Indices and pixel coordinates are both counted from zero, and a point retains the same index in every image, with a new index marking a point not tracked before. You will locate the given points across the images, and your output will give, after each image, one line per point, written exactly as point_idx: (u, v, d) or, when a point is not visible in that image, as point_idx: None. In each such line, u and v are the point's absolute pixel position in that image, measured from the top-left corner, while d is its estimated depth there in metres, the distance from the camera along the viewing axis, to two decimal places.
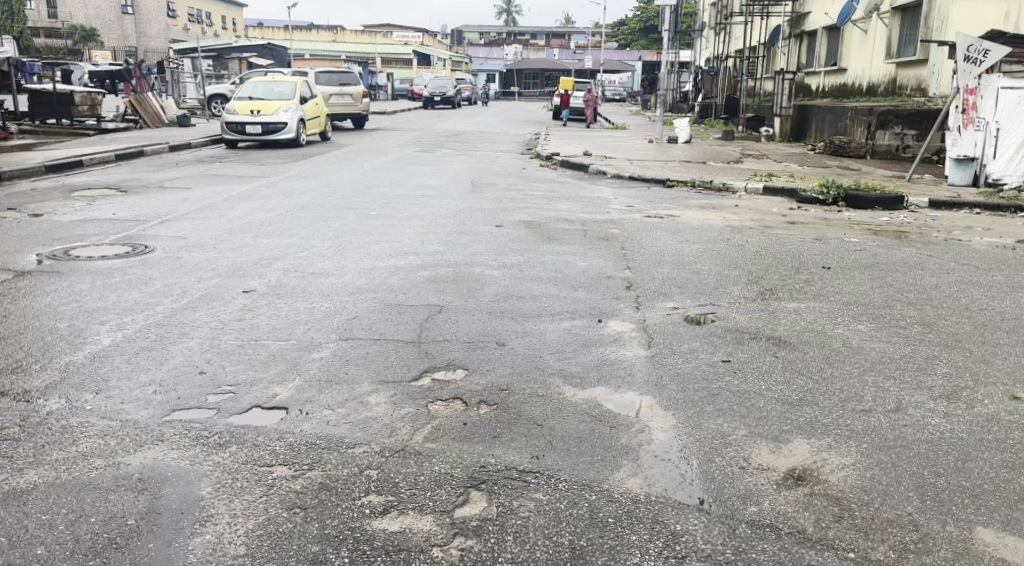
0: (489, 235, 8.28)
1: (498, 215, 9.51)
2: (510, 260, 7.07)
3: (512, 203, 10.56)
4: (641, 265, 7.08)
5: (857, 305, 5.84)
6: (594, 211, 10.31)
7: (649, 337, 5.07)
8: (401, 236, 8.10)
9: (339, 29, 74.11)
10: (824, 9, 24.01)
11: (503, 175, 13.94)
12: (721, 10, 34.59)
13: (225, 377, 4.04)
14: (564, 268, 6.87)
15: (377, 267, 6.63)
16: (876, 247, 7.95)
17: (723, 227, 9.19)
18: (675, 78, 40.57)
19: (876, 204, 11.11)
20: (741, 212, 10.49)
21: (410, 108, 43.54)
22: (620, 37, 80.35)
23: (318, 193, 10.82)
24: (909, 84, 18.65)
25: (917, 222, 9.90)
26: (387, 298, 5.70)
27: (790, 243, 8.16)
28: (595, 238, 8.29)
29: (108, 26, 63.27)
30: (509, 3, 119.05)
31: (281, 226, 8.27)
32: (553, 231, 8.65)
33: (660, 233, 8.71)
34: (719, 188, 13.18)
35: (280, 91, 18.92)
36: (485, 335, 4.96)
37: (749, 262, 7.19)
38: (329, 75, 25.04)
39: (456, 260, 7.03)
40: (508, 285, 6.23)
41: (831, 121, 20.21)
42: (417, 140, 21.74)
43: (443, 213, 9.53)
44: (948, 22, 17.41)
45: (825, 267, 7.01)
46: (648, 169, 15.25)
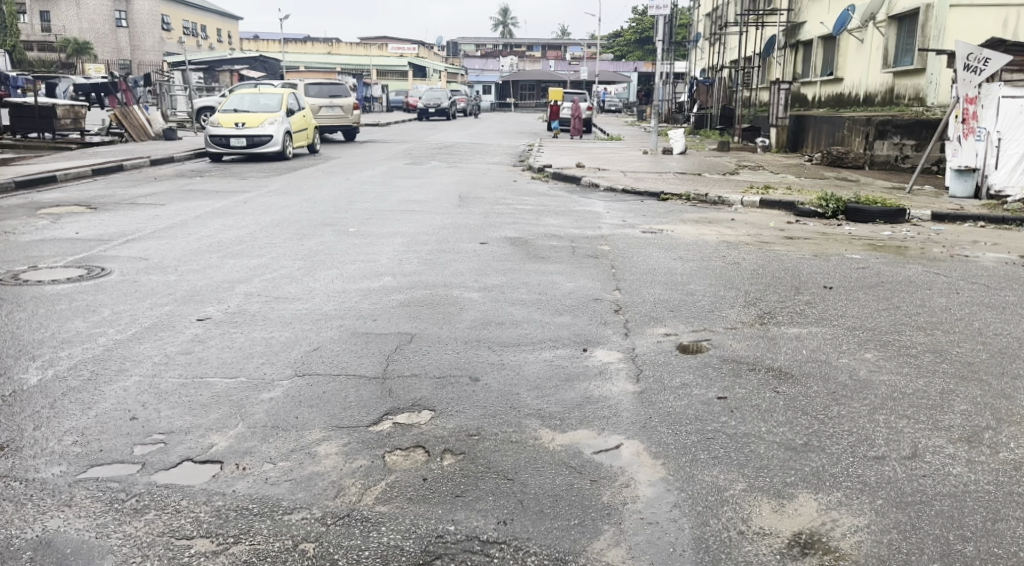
0: (472, 253, 7.85)
1: (483, 231, 9.08)
2: (492, 281, 6.63)
3: (499, 218, 10.12)
4: (631, 286, 6.64)
5: (863, 330, 5.40)
6: (584, 226, 9.87)
7: (637, 370, 4.62)
8: (378, 254, 7.66)
9: (333, 42, 73.87)
10: (820, 18, 23.66)
11: (492, 188, 13.51)
12: (715, 21, 34.27)
13: (158, 424, 3.64)
14: (549, 289, 6.43)
15: (347, 290, 6.20)
16: (880, 265, 7.52)
17: (718, 244, 8.76)
18: (670, 88, 40.21)
19: (878, 217, 10.67)
20: (737, 227, 10.07)
21: (405, 121, 43.17)
22: (616, 48, 80.11)
23: (297, 209, 10.40)
24: (908, 93, 18.27)
25: (920, 236, 9.47)
26: (354, 325, 5.26)
27: (788, 260, 7.73)
28: (584, 256, 7.85)
29: (102, 40, 62.98)
30: (504, 15, 119.03)
31: (252, 246, 7.85)
32: (540, 248, 8.22)
33: (652, 250, 8.29)
34: (715, 201, 12.77)
35: (266, 103, 18.50)
36: (457, 369, 4.52)
37: (746, 282, 6.74)
38: (320, 87, 24.40)
39: (434, 280, 6.60)
40: (487, 309, 5.78)
41: (829, 131, 19.82)
42: (407, 152, 21.33)
43: (425, 229, 9.09)
44: (947, 28, 16.95)
45: (827, 286, 6.57)
46: (641, 181, 14.85)
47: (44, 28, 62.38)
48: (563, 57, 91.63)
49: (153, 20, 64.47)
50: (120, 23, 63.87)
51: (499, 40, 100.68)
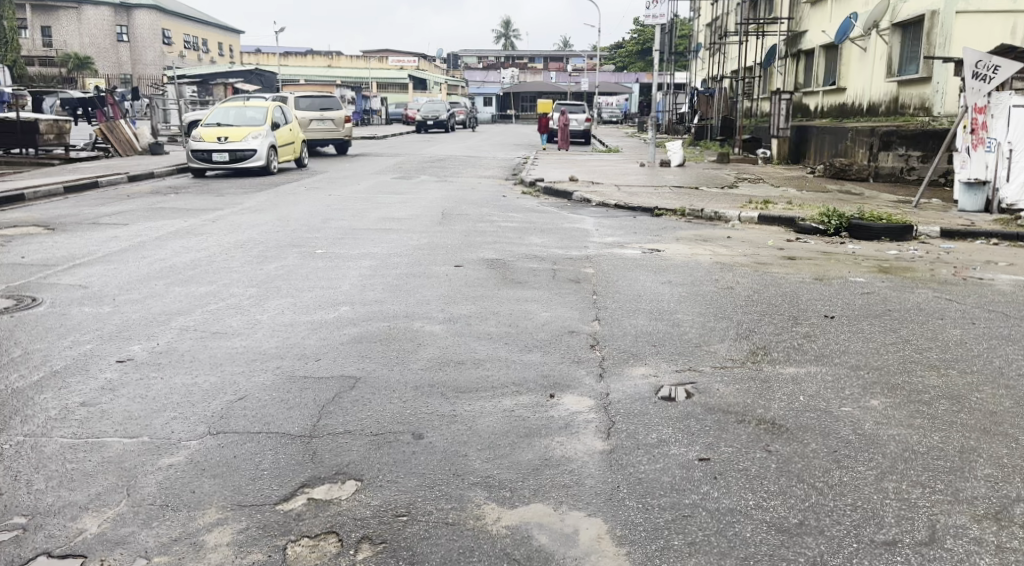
0: (444, 277, 7.25)
1: (461, 252, 8.49)
2: (460, 310, 6.04)
3: (481, 237, 9.53)
4: (612, 316, 6.04)
5: (868, 369, 4.78)
6: (570, 246, 9.28)
7: (609, 422, 4.00)
8: (341, 279, 7.08)
9: (334, 55, 73.60)
10: (822, 26, 23.08)
11: (478, 204, 12.93)
12: (717, 31, 33.72)
13: (23, 502, 3.06)
14: (521, 320, 5.83)
15: (296, 323, 5.61)
16: (886, 290, 6.90)
17: (712, 265, 8.16)
18: (672, 99, 39.68)
19: (883, 235, 10.05)
20: (733, 246, 9.47)
21: (403, 134, 42.64)
22: (619, 59, 79.65)
23: (268, 228, 9.83)
24: (912, 103, 17.67)
25: (929, 255, 8.85)
26: (294, 367, 4.66)
27: (787, 284, 7.11)
28: (566, 281, 7.26)
29: (102, 54, 62.74)
30: (507, 28, 118.88)
31: (206, 271, 7.29)
32: (518, 271, 7.62)
33: (639, 273, 7.69)
34: (711, 217, 12.19)
35: (251, 116, 17.90)
36: (399, 422, 3.91)
37: (740, 311, 6.14)
38: (310, 99, 23.56)
39: (396, 309, 6.02)
40: (448, 345, 5.18)
41: (832, 142, 19.21)
42: (398, 165, 20.75)
43: (399, 249, 8.51)
44: (952, 37, 16.44)
45: (828, 316, 5.95)
46: (635, 195, 14.27)
47: (45, 43, 62.38)
48: (564, 69, 91.22)
49: (154, 34, 64.33)
50: (121, 38, 63.68)
51: (501, 51, 100.31)
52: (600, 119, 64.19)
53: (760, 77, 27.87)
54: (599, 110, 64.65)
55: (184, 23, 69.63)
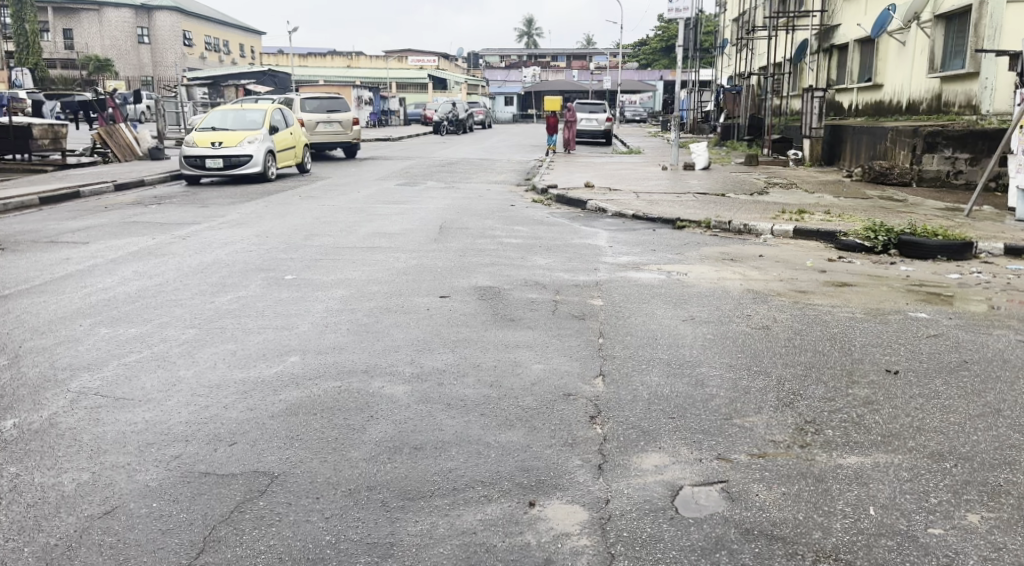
0: (429, 311, 6.16)
1: (453, 277, 7.42)
2: (435, 362, 4.83)
3: (480, 259, 8.45)
4: (621, 370, 4.90)
5: (954, 456, 3.69)
6: (578, 269, 8.21)
7: (607, 557, 2.89)
8: (302, 315, 5.79)
9: (354, 55, 72.74)
10: (857, 19, 21.76)
11: (482, 215, 11.85)
12: (743, 26, 32.46)
13: None
14: (509, 377, 4.67)
15: (224, 384, 4.35)
16: (958, 333, 5.87)
17: (744, 297, 7.11)
18: (696, 98, 38.40)
19: (939, 253, 9.15)
20: (768, 270, 8.37)
21: (419, 136, 41.63)
22: (643, 57, 78.44)
23: (243, 244, 8.71)
24: (957, 101, 16.38)
25: (992, 281, 8.02)
26: (196, 458, 3.50)
27: (836, 325, 6.12)
28: (570, 319, 6.14)
29: (123, 57, 62.14)
30: (530, 27, 117.79)
31: (149, 302, 6.16)
32: (514, 304, 6.55)
33: (655, 307, 6.64)
34: (740, 230, 11.01)
35: (251, 119, 16.78)
36: (306, 563, 2.82)
37: (780, 364, 5.08)
38: (316, 101, 22.51)
39: (357, 363, 4.74)
40: (407, 420, 3.92)
41: (869, 142, 17.91)
42: (407, 170, 19.72)
43: (381, 273, 7.39)
44: (1002, 27, 15.18)
45: (892, 370, 4.98)
46: (656, 204, 13.09)
47: (67, 45, 61.89)
48: (587, 67, 90.21)
49: (174, 35, 63.58)
50: (142, 39, 62.96)
51: (524, 50, 99.32)
52: (622, 119, 63.27)
53: (790, 74, 26.62)
54: (622, 109, 63.79)
55: (205, 24, 68.94)
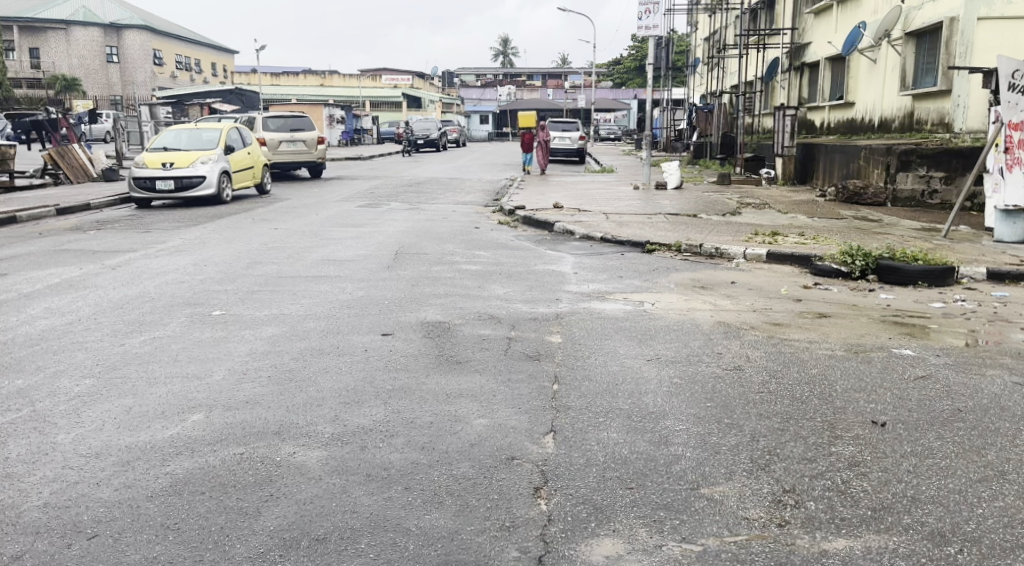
0: (367, 350, 5.54)
1: (401, 310, 6.82)
2: (363, 417, 4.13)
3: (434, 289, 7.84)
4: (575, 425, 4.29)
5: (959, 539, 3.19)
6: (538, 299, 7.62)
7: None
8: (220, 360, 5.08)
9: (327, 74, 72.12)
10: (828, 36, 21.50)
11: (443, 239, 11.26)
12: (714, 44, 32.26)
13: None
14: (446, 433, 4.02)
15: (106, 452, 3.62)
16: (947, 373, 5.40)
17: (715, 331, 6.56)
18: (670, 116, 38.19)
19: (919, 279, 8.72)
20: (741, 300, 7.83)
21: (391, 155, 41.03)
22: (618, 75, 78.56)
23: (177, 274, 8.03)
24: (930, 118, 16.05)
25: (977, 310, 7.59)
26: (42, 558, 2.84)
27: (813, 365, 5.60)
28: (522, 360, 5.52)
29: (91, 76, 61.13)
30: (505, 46, 117.83)
31: (49, 344, 5.44)
32: (463, 342, 5.96)
33: (618, 344, 6.07)
34: (711, 254, 10.50)
35: (206, 138, 16.06)
36: None
37: (754, 416, 4.52)
38: (279, 119, 21.74)
39: (270, 422, 4.05)
40: (312, 498, 3.26)
41: (843, 161, 17.53)
42: (372, 190, 19.10)
43: (321, 306, 6.76)
44: (973, 44, 14.86)
45: (878, 422, 4.47)
46: (626, 226, 12.56)
47: (33, 64, 60.76)
48: (562, 86, 90.37)
49: (143, 55, 62.62)
50: (110, 59, 61.93)
51: (499, 68, 99.32)
52: (597, 136, 63.28)
53: (761, 92, 26.35)
54: (597, 127, 63.84)
55: (175, 43, 68.07)
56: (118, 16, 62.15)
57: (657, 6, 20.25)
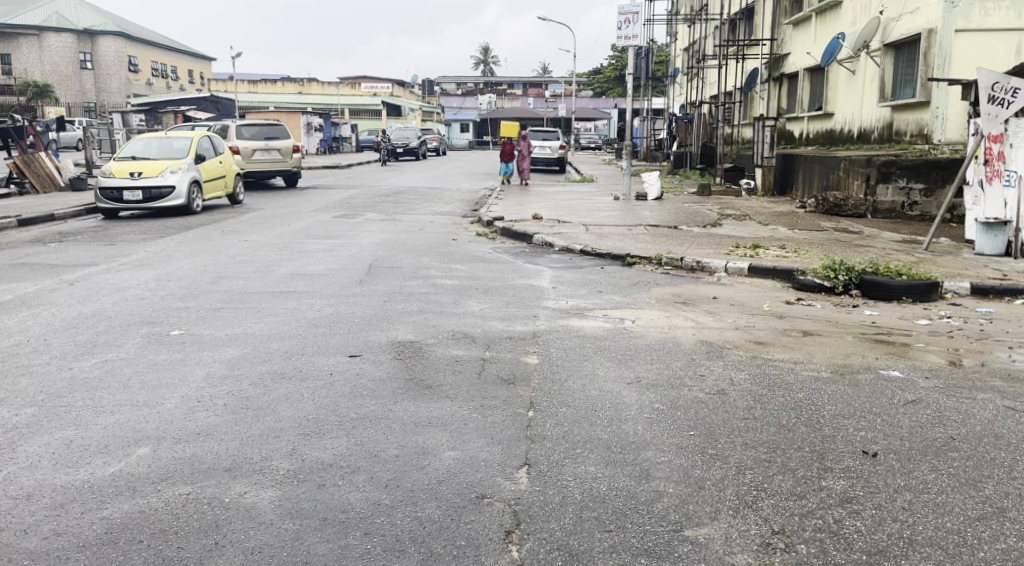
0: (332, 373, 5.28)
1: (371, 330, 6.55)
2: (323, 450, 3.90)
3: (407, 306, 7.58)
4: (551, 457, 4.06)
5: None
6: (515, 316, 7.39)
7: None
8: (173, 387, 4.83)
9: (306, 82, 71.70)
10: (806, 48, 21.48)
11: (418, 252, 11.00)
12: (694, 55, 32.25)
13: None
14: (412, 468, 3.77)
15: (39, 493, 3.39)
16: (937, 397, 5.19)
17: (697, 351, 6.33)
18: (650, 126, 38.12)
19: (903, 295, 8.56)
20: (723, 316, 7.63)
21: (371, 164, 40.69)
22: (598, 85, 78.59)
23: (138, 290, 7.74)
24: (909, 130, 15.99)
25: (964, 327, 7.43)
26: None
27: (799, 388, 5.39)
28: (496, 384, 5.28)
29: (65, 83, 60.34)
30: (486, 55, 117.73)
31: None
32: (436, 364, 5.70)
33: (596, 365, 5.84)
34: (692, 267, 10.30)
35: (177, 147, 15.73)
36: None
37: (736, 446, 4.31)
38: (255, 127, 21.25)
39: (223, 458, 3.80)
40: (263, 549, 3.02)
41: (822, 173, 17.45)
42: (348, 200, 18.80)
43: (286, 325, 6.49)
44: (952, 56, 14.81)
45: (869, 453, 4.26)
46: (605, 238, 12.36)
47: (6, 71, 59.93)
48: (543, 95, 90.35)
49: (119, 62, 61.95)
50: (85, 65, 61.20)
51: (480, 77, 99.17)
52: (578, 145, 63.21)
53: (741, 103, 26.32)
54: (578, 136, 63.80)
55: (152, 50, 67.43)
56: (94, 22, 61.45)
57: (636, 16, 20.12)
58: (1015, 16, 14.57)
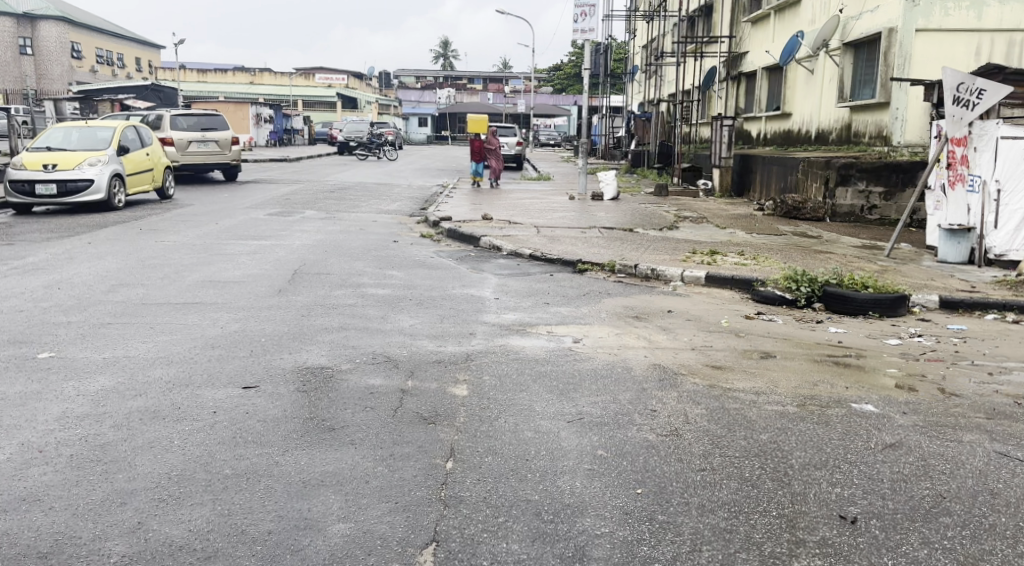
0: (219, 415, 4.56)
1: (280, 353, 5.76)
2: (177, 525, 3.36)
3: (326, 321, 6.77)
4: (466, 533, 3.36)
5: None
6: (448, 334, 6.61)
7: None
8: (12, 433, 4.22)
9: (258, 72, 69.72)
10: (765, 46, 20.99)
11: (353, 255, 10.18)
12: (652, 51, 31.67)
13: None
14: (284, 557, 3.16)
15: None
16: (919, 440, 4.53)
17: (648, 378, 5.62)
18: (608, 123, 37.47)
19: (870, 309, 7.93)
20: (676, 334, 6.96)
21: (323, 157, 39.49)
22: (557, 81, 78.00)
23: (18, 306, 6.84)
24: (868, 131, 15.52)
25: (938, 347, 6.83)
26: None
27: (762, 426, 4.72)
28: (411, 424, 4.51)
29: (3, 69, 57.71)
30: (444, 49, 116.45)
31: None
32: (347, 397, 4.93)
33: (532, 396, 5.12)
34: (646, 275, 9.60)
35: (99, 137, 14.72)
36: None
37: (683, 505, 3.67)
38: (189, 118, 20.26)
39: (42, 538, 3.24)
40: None
41: (781, 174, 16.92)
42: (288, 196, 17.81)
43: (178, 347, 5.87)
44: (911, 57, 14.33)
45: (846, 518, 3.60)
46: (556, 241, 11.64)
47: None
48: (502, 90, 89.40)
49: (62, 48, 59.57)
50: (25, 51, 58.59)
51: (439, 71, 97.91)
52: (536, 141, 62.51)
53: (698, 101, 25.80)
54: (535, 133, 63.14)
55: (97, 36, 65.06)
56: (34, 6, 58.97)
57: (592, 9, 19.37)
58: (975, 16, 14.13)
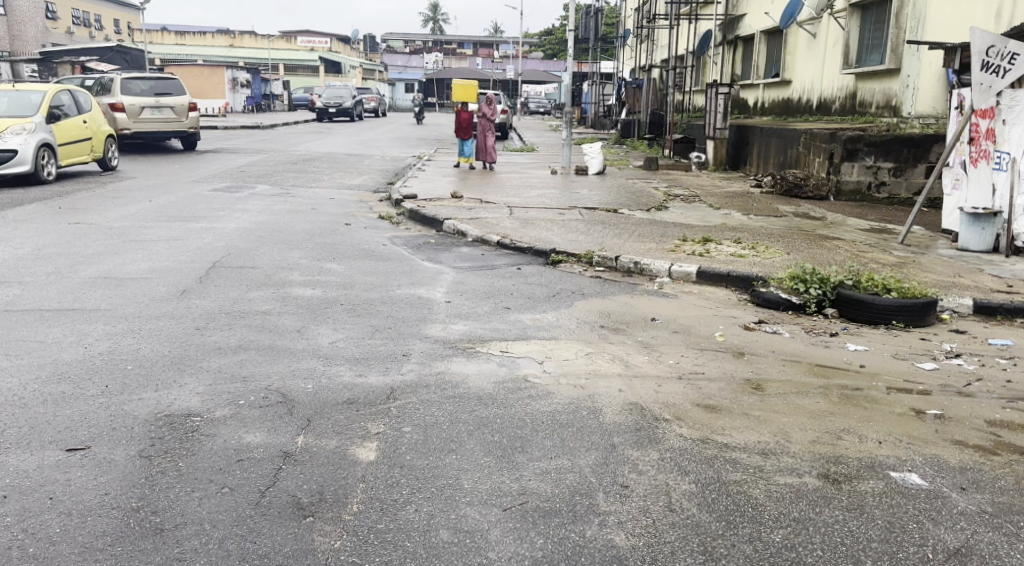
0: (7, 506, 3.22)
1: (138, 393, 4.38)
2: None
3: (223, 338, 5.42)
4: None
5: None
6: (375, 355, 5.30)
7: None
8: None
9: (237, 34, 67.26)
10: (763, 8, 19.53)
11: (292, 243, 8.80)
12: (645, 14, 30.05)
13: None
14: None
15: None
16: (990, 542, 3.27)
17: (623, 426, 4.31)
18: (597, 89, 35.88)
19: (893, 317, 6.63)
20: (657, 353, 5.64)
21: (300, 124, 37.72)
22: (548, 46, 76.05)
23: None
24: (875, 101, 14.16)
25: (980, 372, 5.54)
26: None
27: (768, 515, 3.41)
28: (281, 520, 3.20)
29: None
30: (433, 12, 113.77)
31: None
32: (201, 467, 3.57)
33: (460, 461, 3.79)
34: (629, 269, 8.26)
35: (26, 102, 13.21)
36: None
37: None
38: (143, 81, 18.70)
39: None
40: None
41: (780, 147, 15.54)
42: (244, 168, 16.33)
43: (10, 381, 4.50)
44: (926, 19, 12.90)
45: None
46: (528, 225, 10.28)
47: None
48: (491, 56, 87.13)
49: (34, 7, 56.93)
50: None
51: (428, 36, 95.48)
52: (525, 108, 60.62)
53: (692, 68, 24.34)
54: (524, 101, 61.20)
55: None
56: None
57: None
58: None
